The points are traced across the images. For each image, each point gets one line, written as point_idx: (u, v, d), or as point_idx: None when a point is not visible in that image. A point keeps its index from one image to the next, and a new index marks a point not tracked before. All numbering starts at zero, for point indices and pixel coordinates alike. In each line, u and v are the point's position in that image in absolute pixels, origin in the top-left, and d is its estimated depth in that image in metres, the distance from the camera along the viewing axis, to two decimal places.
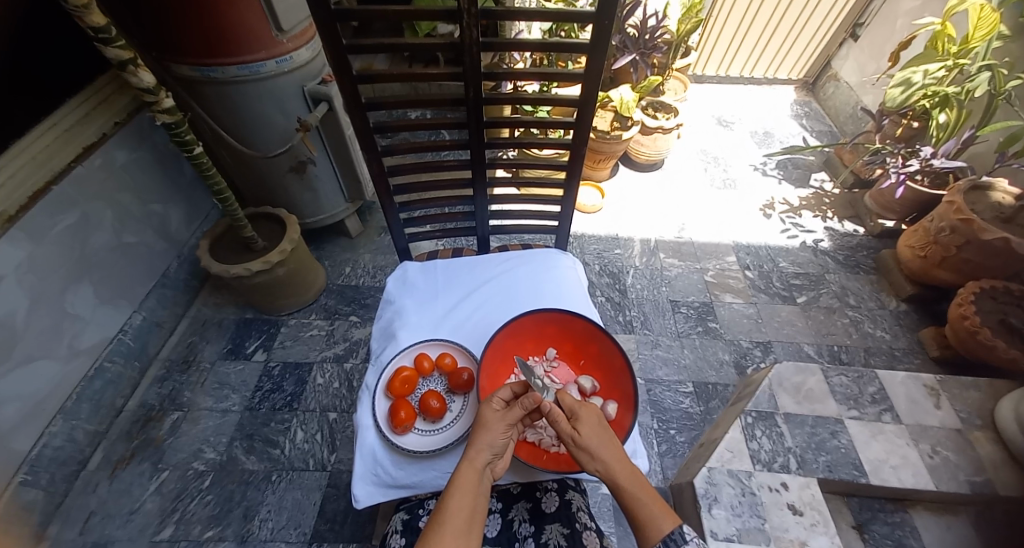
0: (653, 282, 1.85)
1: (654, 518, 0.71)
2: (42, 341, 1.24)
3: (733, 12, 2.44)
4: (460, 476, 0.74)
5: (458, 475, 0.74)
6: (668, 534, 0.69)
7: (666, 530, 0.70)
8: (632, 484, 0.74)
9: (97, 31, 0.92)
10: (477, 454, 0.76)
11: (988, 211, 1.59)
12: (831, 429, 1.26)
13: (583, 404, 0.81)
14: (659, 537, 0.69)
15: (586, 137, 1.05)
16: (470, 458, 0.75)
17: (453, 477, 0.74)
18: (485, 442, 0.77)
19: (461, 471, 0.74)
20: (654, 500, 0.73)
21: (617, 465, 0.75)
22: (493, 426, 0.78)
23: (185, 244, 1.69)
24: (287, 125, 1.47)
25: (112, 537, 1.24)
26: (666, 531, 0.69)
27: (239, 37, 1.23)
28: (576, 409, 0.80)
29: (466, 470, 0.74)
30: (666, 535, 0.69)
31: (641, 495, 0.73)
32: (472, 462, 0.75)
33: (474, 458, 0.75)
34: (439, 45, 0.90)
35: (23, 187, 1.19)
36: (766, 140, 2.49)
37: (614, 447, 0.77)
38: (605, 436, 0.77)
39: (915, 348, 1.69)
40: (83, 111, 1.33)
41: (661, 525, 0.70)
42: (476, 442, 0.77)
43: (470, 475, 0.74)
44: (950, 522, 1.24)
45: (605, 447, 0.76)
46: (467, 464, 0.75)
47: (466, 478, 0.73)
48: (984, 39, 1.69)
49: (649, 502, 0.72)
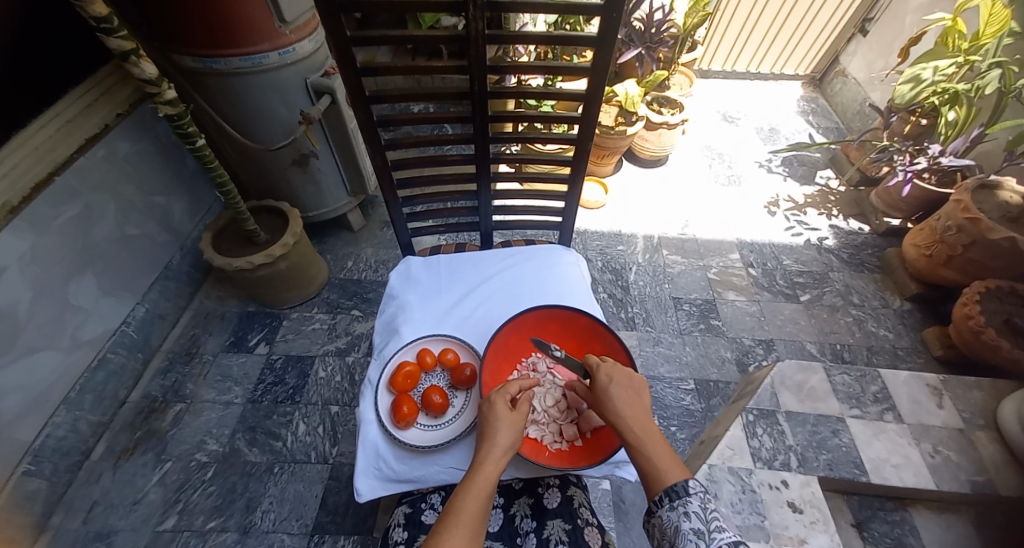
0: (656, 279, 1.85)
1: (660, 471, 0.70)
2: (45, 333, 1.25)
3: (741, 6, 2.42)
4: (480, 475, 0.72)
5: (477, 474, 0.72)
6: (671, 486, 0.68)
7: (669, 482, 0.69)
8: (643, 437, 0.74)
9: (100, 21, 0.91)
10: (498, 454, 0.74)
11: (995, 210, 1.57)
12: (833, 428, 1.26)
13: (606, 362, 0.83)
14: (662, 487, 0.69)
15: (591, 132, 1.04)
16: (493, 459, 0.74)
17: (471, 476, 0.72)
18: (506, 443, 0.75)
19: (481, 470, 0.72)
20: (665, 454, 0.72)
21: (629, 415, 0.76)
22: (511, 425, 0.77)
23: (188, 236, 1.69)
24: (289, 117, 1.46)
25: (116, 527, 1.25)
26: (670, 483, 0.69)
27: (242, 29, 1.23)
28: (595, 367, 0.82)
29: (487, 469, 0.72)
30: (668, 487, 0.69)
31: (649, 446, 0.73)
32: (494, 462, 0.73)
33: (497, 458, 0.74)
34: (444, 37, 0.88)
35: (25, 178, 1.18)
36: (771, 136, 2.47)
37: (629, 399, 0.78)
38: (620, 389, 0.79)
39: (917, 347, 1.68)
40: (86, 102, 1.32)
41: (665, 477, 0.70)
42: (498, 442, 0.75)
43: (491, 475, 0.72)
44: (949, 521, 1.25)
45: (621, 401, 0.77)
46: (488, 464, 0.73)
47: (485, 478, 0.72)
48: (994, 36, 1.66)
49: (658, 455, 0.72)
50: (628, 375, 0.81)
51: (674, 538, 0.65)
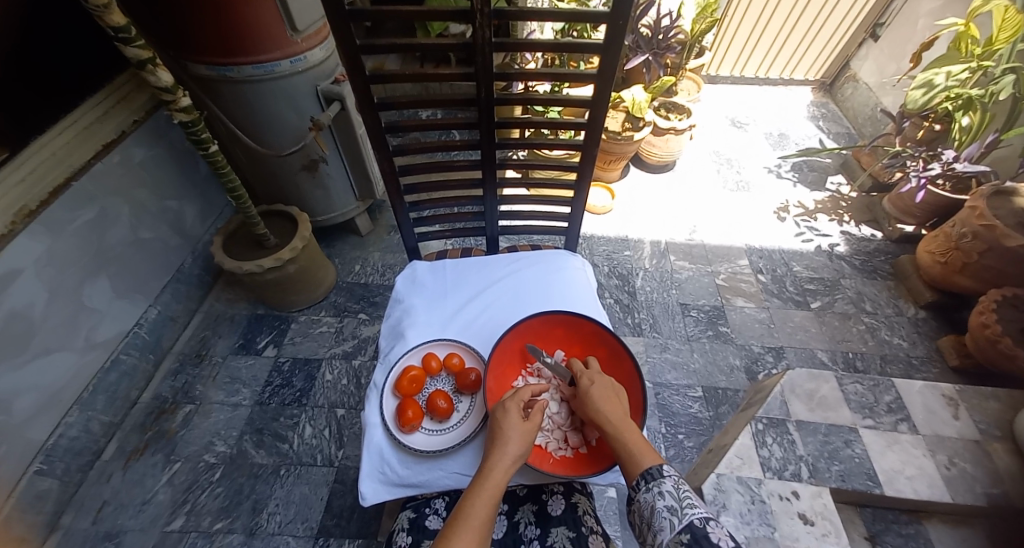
0: (663, 284, 1.84)
1: (636, 456, 0.73)
2: (60, 334, 1.27)
3: (750, 12, 2.41)
4: (488, 481, 0.71)
5: (485, 480, 0.71)
6: (647, 469, 0.71)
7: (645, 466, 0.72)
8: (620, 425, 0.76)
9: (118, 31, 0.93)
10: (507, 463, 0.74)
11: (1011, 217, 1.54)
12: (844, 438, 1.23)
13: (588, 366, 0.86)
14: (638, 472, 0.72)
15: (597, 138, 1.04)
16: (501, 467, 0.73)
17: (479, 483, 0.71)
18: (514, 451, 0.75)
19: (489, 477, 0.72)
20: (639, 441, 0.75)
21: (607, 407, 0.79)
22: (524, 434, 0.77)
23: (200, 239, 1.71)
24: (300, 123, 1.48)
25: (124, 527, 1.26)
26: (645, 467, 0.72)
27: (255, 38, 1.25)
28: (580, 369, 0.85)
29: (495, 476, 0.72)
30: (645, 470, 0.71)
31: (627, 434, 0.76)
32: (502, 470, 0.73)
33: (505, 466, 0.73)
34: (451, 44, 0.89)
35: (44, 182, 1.21)
36: (781, 141, 2.45)
37: (606, 392, 0.81)
38: (598, 383, 0.82)
39: (932, 356, 1.65)
40: (104, 108, 1.35)
41: (640, 461, 0.72)
42: (507, 449, 0.75)
43: (499, 483, 0.72)
44: (965, 536, 1.21)
45: (601, 395, 0.80)
46: (496, 471, 0.73)
47: (493, 485, 0.71)
48: (1008, 41, 1.64)
49: (634, 442, 0.75)
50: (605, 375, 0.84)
51: (651, 518, 0.68)
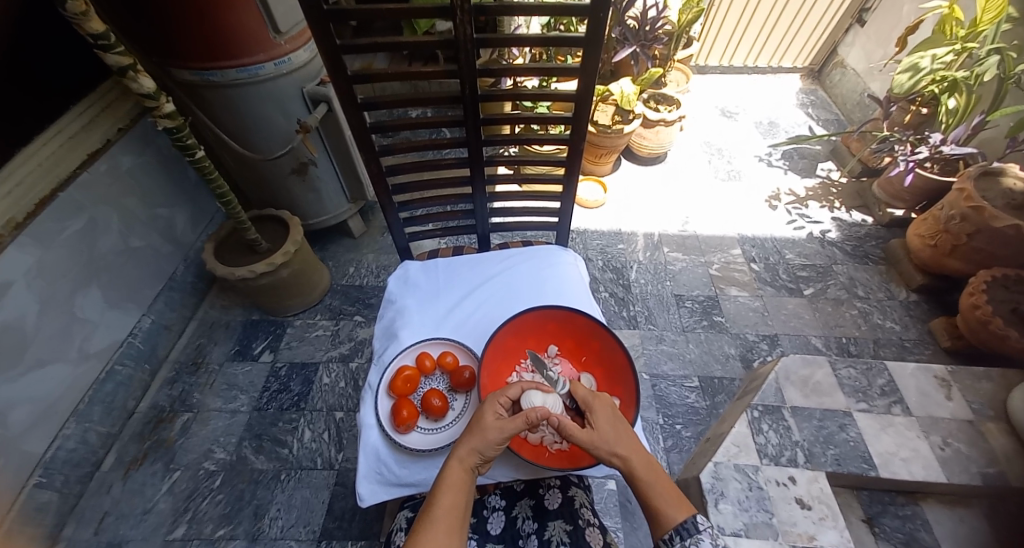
0: (657, 276, 1.84)
1: (668, 508, 0.72)
2: (54, 345, 1.26)
3: (735, 1, 2.41)
4: (448, 475, 0.73)
5: (446, 474, 0.73)
6: (682, 523, 0.70)
7: (678, 520, 0.70)
8: (647, 475, 0.74)
9: (96, 38, 0.93)
10: (464, 454, 0.75)
11: (999, 198, 1.55)
12: (839, 422, 1.25)
13: (596, 395, 0.81)
14: (671, 526, 0.70)
15: (584, 132, 1.04)
16: (460, 458, 0.75)
17: (441, 476, 0.73)
18: (476, 446, 0.75)
19: (449, 471, 0.74)
20: (668, 489, 0.74)
21: (634, 455, 0.75)
22: (488, 431, 0.75)
23: (191, 247, 1.71)
24: (287, 125, 1.47)
25: (127, 536, 1.26)
26: (679, 521, 0.70)
27: (238, 41, 1.24)
28: (588, 401, 0.80)
29: (455, 469, 0.74)
30: (678, 524, 0.70)
31: (654, 484, 0.74)
32: (462, 462, 0.74)
33: (465, 457, 0.75)
34: (434, 42, 0.88)
35: (31, 193, 1.21)
36: (771, 130, 2.46)
37: (629, 438, 0.77)
38: (619, 428, 0.77)
39: (925, 339, 1.66)
40: (88, 117, 1.34)
41: (674, 515, 0.71)
42: (467, 444, 0.75)
43: (460, 474, 0.74)
44: (962, 515, 1.23)
45: (622, 440, 0.76)
46: (456, 463, 0.74)
47: (453, 477, 0.73)
48: (992, 22, 1.66)
49: (661, 492, 0.73)
50: (614, 409, 0.80)
51: None
